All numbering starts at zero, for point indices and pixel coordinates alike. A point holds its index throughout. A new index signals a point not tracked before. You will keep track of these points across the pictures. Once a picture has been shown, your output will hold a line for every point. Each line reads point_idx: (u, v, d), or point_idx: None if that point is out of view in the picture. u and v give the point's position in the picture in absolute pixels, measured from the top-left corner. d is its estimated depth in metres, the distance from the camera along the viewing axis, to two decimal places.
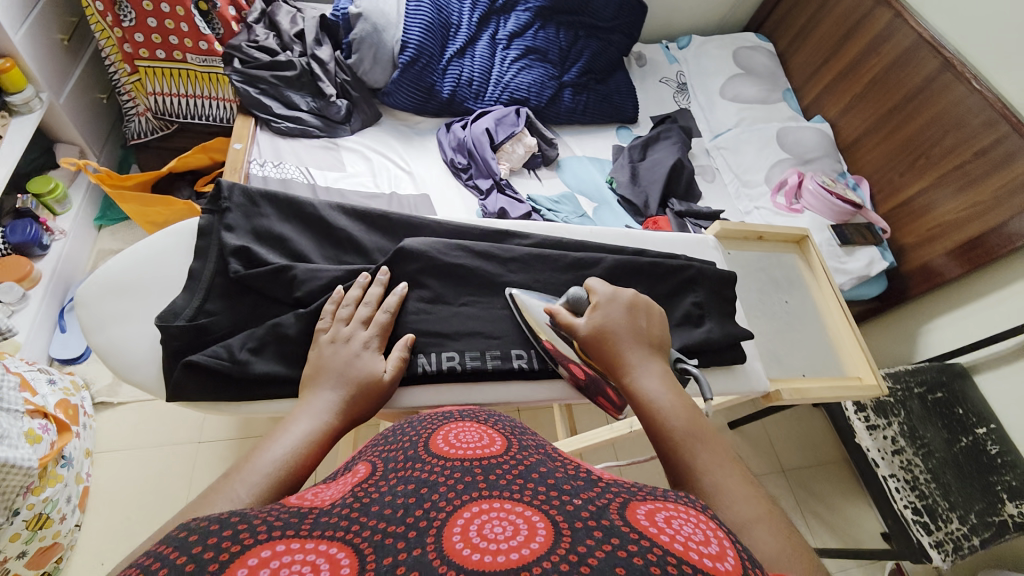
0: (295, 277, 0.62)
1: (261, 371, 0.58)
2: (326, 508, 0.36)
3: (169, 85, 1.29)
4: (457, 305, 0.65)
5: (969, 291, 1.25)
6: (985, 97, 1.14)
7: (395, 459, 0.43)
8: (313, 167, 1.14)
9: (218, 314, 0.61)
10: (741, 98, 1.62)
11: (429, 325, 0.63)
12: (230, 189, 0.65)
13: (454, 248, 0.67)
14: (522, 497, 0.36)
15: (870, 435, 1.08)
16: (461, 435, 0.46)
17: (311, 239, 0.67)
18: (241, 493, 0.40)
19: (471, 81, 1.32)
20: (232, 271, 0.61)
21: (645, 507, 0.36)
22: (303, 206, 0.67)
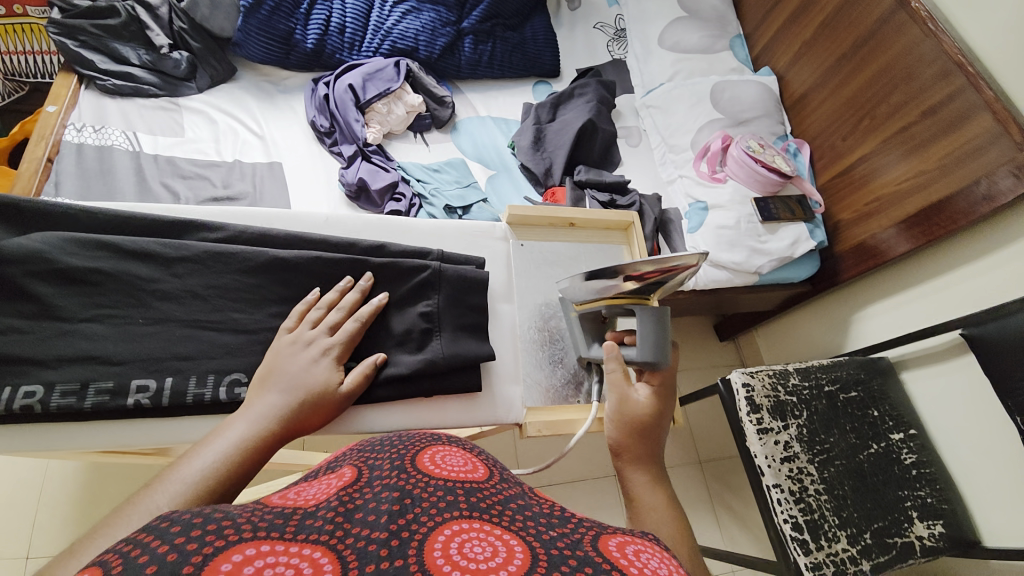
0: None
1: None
2: (312, 510, 0.33)
3: (12, 42, 1.17)
4: (76, 322, 0.56)
5: (907, 277, 1.09)
6: (940, 42, 0.93)
7: (381, 467, 0.40)
8: (142, 131, 1.01)
9: None
10: (681, 47, 1.38)
11: (16, 351, 0.53)
12: None
13: (92, 247, 0.58)
14: (498, 521, 0.35)
15: (759, 440, 0.96)
16: (446, 456, 0.43)
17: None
18: (161, 506, 0.37)
19: (344, 28, 1.15)
20: None
21: (617, 540, 0.34)
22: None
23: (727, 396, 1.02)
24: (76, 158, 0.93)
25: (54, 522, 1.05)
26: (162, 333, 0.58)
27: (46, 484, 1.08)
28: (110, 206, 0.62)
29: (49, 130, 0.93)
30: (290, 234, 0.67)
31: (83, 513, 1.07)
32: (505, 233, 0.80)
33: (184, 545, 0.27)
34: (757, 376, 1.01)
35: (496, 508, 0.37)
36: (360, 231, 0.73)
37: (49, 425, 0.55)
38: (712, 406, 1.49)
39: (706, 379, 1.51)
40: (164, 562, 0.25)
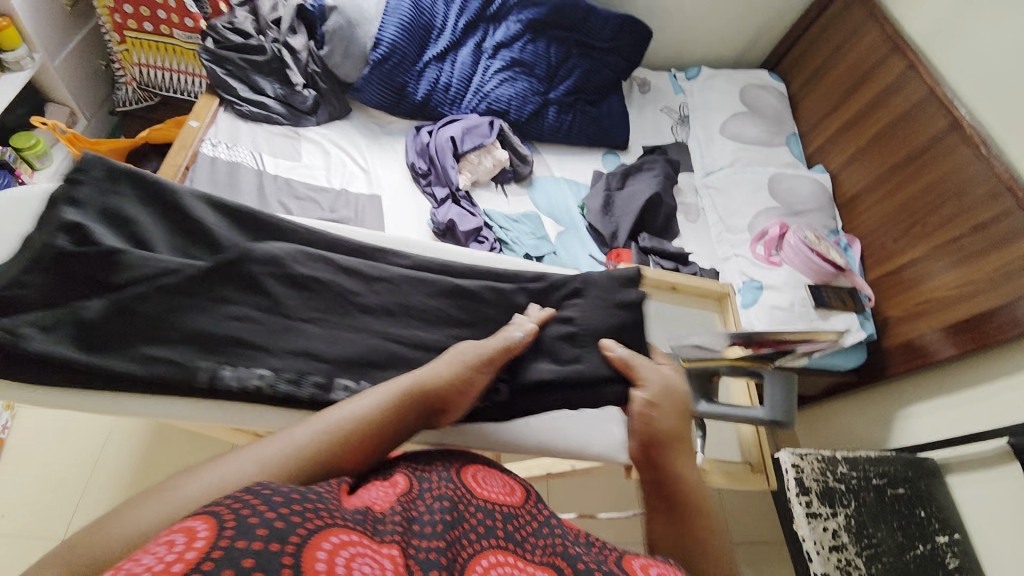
0: (122, 262, 0.65)
1: (41, 351, 0.61)
2: (382, 517, 0.41)
3: (155, 58, 1.29)
4: (294, 320, 0.70)
5: (953, 380, 1.13)
6: (992, 167, 1.03)
7: (430, 480, 0.50)
8: (266, 153, 1.13)
9: (31, 288, 0.63)
10: (742, 138, 1.52)
11: (253, 337, 0.68)
12: (90, 164, 0.69)
13: (312, 259, 0.73)
14: (521, 553, 0.45)
15: (808, 525, 0.97)
16: (486, 478, 0.55)
17: (165, 229, 0.71)
18: (297, 436, 0.49)
19: (449, 87, 1.29)
20: (57, 246, 0.64)
21: (636, 562, 0.47)
22: (165, 192, 0.71)
23: (775, 473, 1.03)
24: (208, 168, 1.04)
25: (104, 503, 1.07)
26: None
27: (98, 467, 1.11)
28: None
29: (191, 142, 1.06)
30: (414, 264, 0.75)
31: None
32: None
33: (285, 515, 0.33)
34: (807, 459, 1.02)
35: (526, 540, 0.47)
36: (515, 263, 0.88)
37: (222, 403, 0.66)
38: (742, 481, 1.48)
39: None
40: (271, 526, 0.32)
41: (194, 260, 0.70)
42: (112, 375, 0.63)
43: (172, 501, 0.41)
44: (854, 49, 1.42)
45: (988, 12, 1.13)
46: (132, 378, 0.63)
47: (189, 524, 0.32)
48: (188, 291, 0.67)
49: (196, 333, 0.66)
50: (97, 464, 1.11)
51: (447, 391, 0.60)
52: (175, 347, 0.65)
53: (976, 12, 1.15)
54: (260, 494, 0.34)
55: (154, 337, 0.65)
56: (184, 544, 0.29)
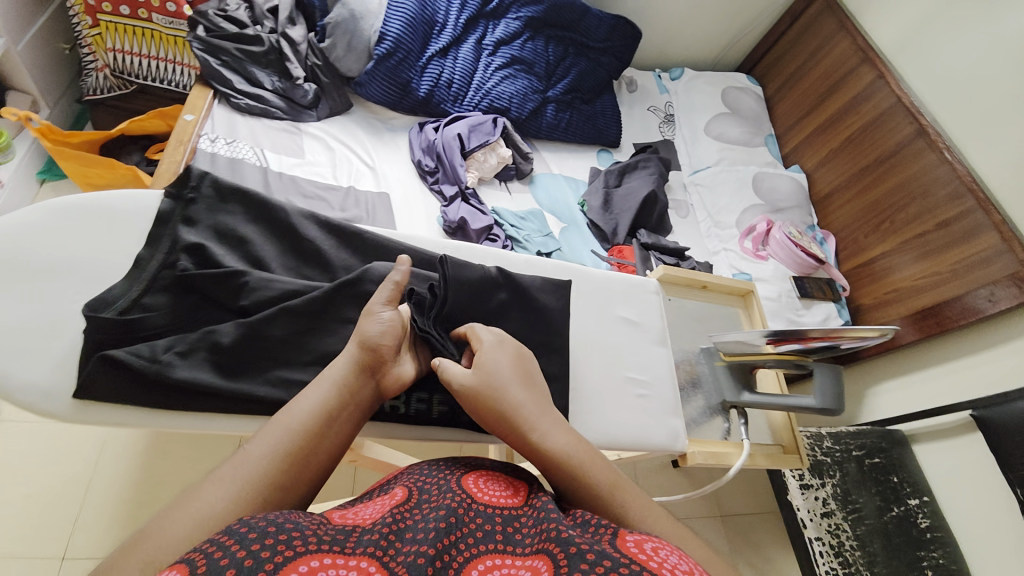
0: (245, 284, 0.57)
1: (185, 379, 0.52)
2: (369, 526, 0.38)
3: (130, 43, 1.19)
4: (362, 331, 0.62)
5: (918, 360, 1.26)
6: (954, 169, 1.16)
7: (429, 489, 0.45)
8: (268, 149, 1.08)
9: (157, 312, 0.54)
10: (725, 138, 1.61)
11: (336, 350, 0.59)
12: (200, 177, 0.60)
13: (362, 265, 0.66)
14: (528, 543, 0.39)
15: (801, 495, 1.07)
16: (489, 482, 0.49)
17: (275, 246, 0.62)
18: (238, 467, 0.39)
19: (451, 83, 1.28)
20: (181, 268, 0.56)
21: (634, 538, 0.39)
22: (271, 206, 0.63)
23: None
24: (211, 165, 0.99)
25: (102, 521, 1.00)
26: None
27: (95, 483, 1.04)
28: None
29: (187, 137, 1.00)
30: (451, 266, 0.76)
31: (131, 519, 1.02)
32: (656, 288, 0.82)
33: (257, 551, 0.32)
34: None
35: (528, 532, 0.41)
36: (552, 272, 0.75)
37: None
38: None
39: None
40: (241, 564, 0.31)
41: (314, 281, 0.62)
42: (248, 403, 0.55)
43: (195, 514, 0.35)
44: (825, 58, 1.53)
45: (942, 31, 1.27)
46: (271, 403, 0.55)
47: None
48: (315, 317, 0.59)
49: (334, 356, 0.58)
50: (93, 481, 1.04)
51: (391, 356, 0.52)
52: (309, 370, 0.57)
53: (933, 30, 1.29)
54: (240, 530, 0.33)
55: (249, 359, 0.56)
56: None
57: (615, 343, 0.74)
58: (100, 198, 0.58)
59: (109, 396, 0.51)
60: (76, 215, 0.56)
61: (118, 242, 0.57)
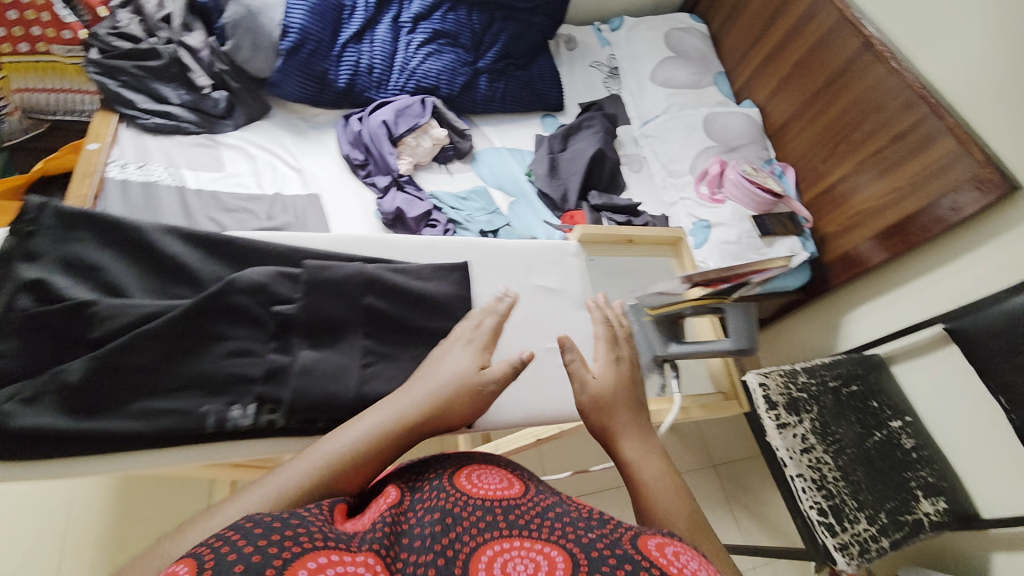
0: (96, 314, 0.58)
1: (29, 425, 0.53)
2: (368, 532, 0.38)
3: (36, 79, 1.15)
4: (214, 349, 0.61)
5: (888, 281, 1.23)
6: (902, 78, 1.10)
7: (422, 490, 0.45)
8: (184, 166, 1.04)
9: (7, 356, 0.55)
10: (672, 83, 1.53)
11: (190, 371, 0.60)
12: (40, 212, 0.60)
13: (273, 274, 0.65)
14: (538, 534, 0.39)
15: (779, 434, 1.06)
16: (482, 475, 0.47)
17: (133, 271, 0.63)
18: (285, 481, 0.43)
19: (372, 69, 1.22)
20: (19, 308, 0.56)
21: (654, 540, 0.39)
22: (124, 226, 0.63)
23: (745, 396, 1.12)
24: (121, 193, 0.95)
25: (84, 564, 1.01)
26: (249, 357, 0.62)
27: (72, 527, 1.05)
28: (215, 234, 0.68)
29: (93, 166, 0.96)
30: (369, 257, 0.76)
31: (112, 557, 1.03)
32: (576, 250, 0.87)
33: (265, 548, 0.31)
34: (771, 376, 1.11)
35: (533, 522, 0.40)
36: (457, 252, 0.79)
37: (232, 442, 0.61)
38: None
39: None
40: (249, 560, 0.30)
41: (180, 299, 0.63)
42: (110, 438, 0.57)
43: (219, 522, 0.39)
44: None
45: None
46: (132, 436, 0.57)
47: (172, 572, 0.29)
48: (180, 336, 0.60)
49: (202, 377, 0.60)
50: (69, 527, 1.05)
51: (453, 406, 0.55)
52: (175, 396, 0.59)
53: None
54: (243, 526, 0.32)
55: (100, 392, 0.56)
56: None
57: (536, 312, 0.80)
58: None
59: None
60: None
61: None
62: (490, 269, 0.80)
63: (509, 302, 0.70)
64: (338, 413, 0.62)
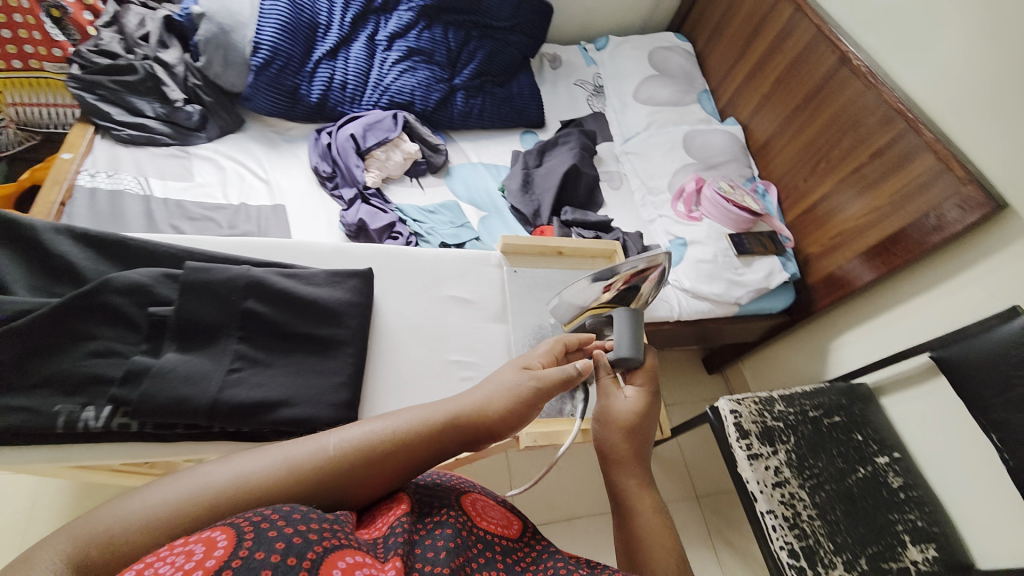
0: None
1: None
2: (390, 534, 0.39)
3: (32, 95, 1.21)
4: (83, 349, 0.63)
5: (876, 306, 1.17)
6: (880, 93, 1.06)
7: (432, 504, 0.45)
8: (153, 176, 1.07)
9: None
10: (655, 101, 1.51)
11: (54, 371, 0.61)
12: None
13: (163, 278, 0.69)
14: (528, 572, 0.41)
15: (750, 466, 0.99)
16: (486, 507, 0.48)
17: (21, 268, 0.66)
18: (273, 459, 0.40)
19: (345, 85, 1.25)
20: None
21: None
22: (19, 226, 0.66)
23: (716, 423, 1.05)
24: (88, 201, 0.97)
25: None
26: (111, 357, 0.64)
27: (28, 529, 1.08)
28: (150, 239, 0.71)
29: (64, 175, 0.98)
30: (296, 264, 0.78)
31: None
32: (499, 260, 0.93)
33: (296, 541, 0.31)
34: (743, 403, 1.05)
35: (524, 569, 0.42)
36: (368, 258, 0.85)
37: (90, 447, 0.63)
38: (701, 437, 1.50)
39: (694, 411, 1.54)
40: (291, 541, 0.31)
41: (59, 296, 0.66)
42: None
43: (193, 485, 0.37)
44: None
45: None
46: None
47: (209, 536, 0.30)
48: (46, 337, 0.62)
49: (63, 376, 0.62)
50: (27, 530, 1.05)
51: (489, 426, 0.50)
52: (34, 395, 0.60)
53: None
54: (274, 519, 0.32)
55: None
56: (203, 554, 0.28)
57: (446, 322, 0.85)
58: None
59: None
60: None
61: None
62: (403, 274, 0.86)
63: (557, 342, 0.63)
64: (190, 414, 0.62)
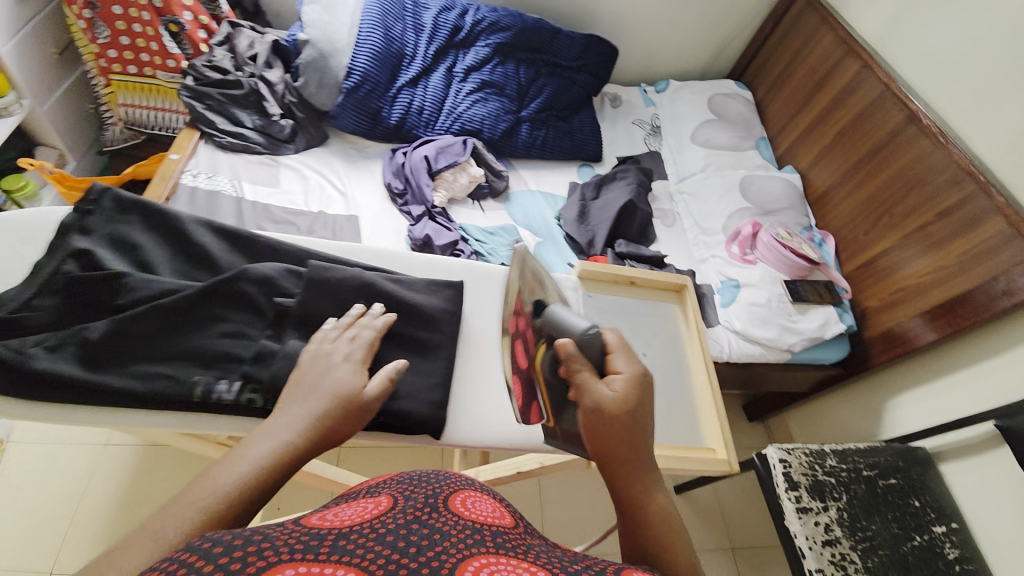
0: (125, 284, 0.65)
1: (44, 369, 0.60)
2: (345, 531, 0.35)
3: (137, 97, 1.35)
4: (215, 329, 0.67)
5: (936, 367, 1.13)
6: (950, 154, 1.07)
7: (415, 501, 0.41)
8: (245, 181, 1.17)
9: (42, 310, 0.64)
10: (712, 144, 1.55)
11: (188, 345, 0.65)
12: (100, 194, 0.70)
13: (287, 274, 0.73)
14: (521, 556, 0.37)
15: (799, 520, 0.96)
16: (475, 501, 0.45)
17: (167, 251, 0.72)
18: (176, 525, 0.36)
19: (422, 110, 1.34)
20: (64, 272, 0.65)
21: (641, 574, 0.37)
22: (170, 218, 0.73)
23: (764, 471, 1.02)
24: (188, 198, 1.08)
25: (88, 538, 1.11)
26: (242, 339, 0.68)
27: (88, 496, 1.15)
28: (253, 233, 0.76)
29: (169, 173, 1.09)
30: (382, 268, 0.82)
31: (116, 533, 1.11)
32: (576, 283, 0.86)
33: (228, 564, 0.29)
34: (794, 453, 1.03)
35: (518, 547, 0.39)
36: (452, 271, 0.86)
37: (211, 417, 0.65)
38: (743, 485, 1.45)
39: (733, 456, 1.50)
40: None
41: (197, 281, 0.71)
42: (108, 394, 0.62)
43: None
44: (812, 54, 1.47)
45: (928, 11, 1.20)
46: (127, 394, 0.62)
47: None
48: (184, 314, 0.66)
49: (196, 352, 0.65)
50: (84, 499, 1.15)
51: (340, 422, 0.53)
52: (171, 364, 0.64)
53: (916, 12, 1.22)
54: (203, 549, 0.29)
55: (112, 353, 0.63)
56: None
57: None
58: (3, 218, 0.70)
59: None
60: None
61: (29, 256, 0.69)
62: (483, 290, 0.87)
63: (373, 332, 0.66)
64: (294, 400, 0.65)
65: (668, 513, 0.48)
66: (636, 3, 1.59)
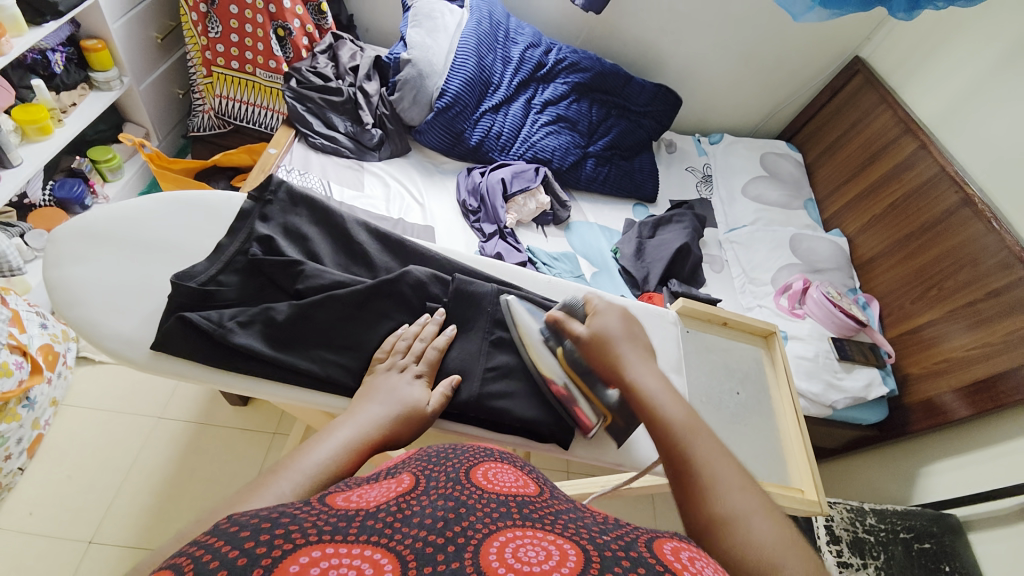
0: (303, 272, 0.71)
1: (241, 344, 0.65)
2: (372, 512, 0.34)
3: (233, 91, 1.40)
4: (374, 324, 0.71)
5: (971, 440, 1.17)
6: (1002, 238, 1.13)
7: (438, 479, 0.40)
8: (334, 181, 1.23)
9: (227, 287, 0.69)
10: (763, 199, 1.61)
11: (347, 337, 0.70)
12: (276, 186, 0.77)
13: (433, 279, 0.77)
14: (550, 528, 0.35)
15: (839, 572, 0.99)
16: (498, 473, 0.43)
17: (329, 245, 0.77)
18: (286, 489, 0.42)
19: (500, 135, 1.42)
20: (252, 253, 0.71)
21: (670, 544, 0.35)
22: (331, 215, 0.79)
23: (807, 526, 1.04)
24: None
25: (132, 509, 1.11)
26: None
27: (134, 468, 1.16)
28: (379, 234, 0.81)
29: (269, 167, 1.17)
30: (505, 280, 0.84)
31: (160, 506, 1.12)
32: (674, 319, 0.91)
33: (253, 548, 0.28)
34: (836, 508, 1.08)
35: (547, 518, 0.36)
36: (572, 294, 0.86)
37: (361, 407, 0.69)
38: None
39: None
40: (234, 564, 0.27)
41: (357, 276, 0.76)
42: (292, 371, 0.67)
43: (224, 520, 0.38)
44: (868, 127, 1.56)
45: (985, 105, 1.29)
46: (307, 374, 0.67)
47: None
48: (358, 308, 0.71)
49: (360, 347, 0.70)
50: (132, 468, 1.16)
51: (402, 429, 0.57)
52: (343, 354, 0.69)
53: (975, 105, 1.31)
54: (230, 533, 0.30)
55: (293, 337, 0.68)
56: None
57: None
58: (192, 194, 0.76)
59: (176, 349, 0.65)
60: (177, 205, 0.75)
61: (203, 230, 0.74)
62: None
63: (445, 338, 0.70)
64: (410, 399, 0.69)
65: (655, 394, 0.57)
66: (704, 61, 1.69)
